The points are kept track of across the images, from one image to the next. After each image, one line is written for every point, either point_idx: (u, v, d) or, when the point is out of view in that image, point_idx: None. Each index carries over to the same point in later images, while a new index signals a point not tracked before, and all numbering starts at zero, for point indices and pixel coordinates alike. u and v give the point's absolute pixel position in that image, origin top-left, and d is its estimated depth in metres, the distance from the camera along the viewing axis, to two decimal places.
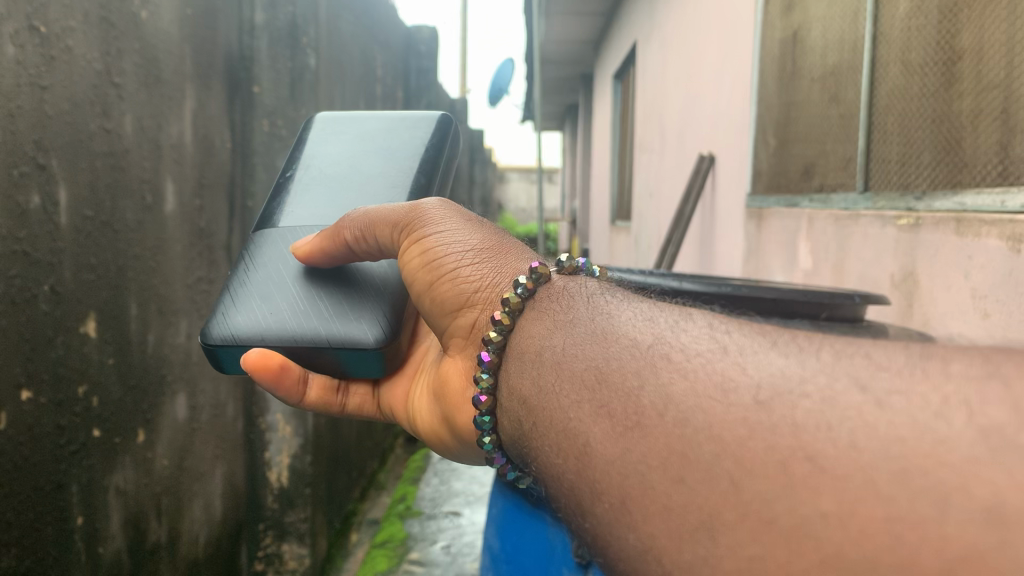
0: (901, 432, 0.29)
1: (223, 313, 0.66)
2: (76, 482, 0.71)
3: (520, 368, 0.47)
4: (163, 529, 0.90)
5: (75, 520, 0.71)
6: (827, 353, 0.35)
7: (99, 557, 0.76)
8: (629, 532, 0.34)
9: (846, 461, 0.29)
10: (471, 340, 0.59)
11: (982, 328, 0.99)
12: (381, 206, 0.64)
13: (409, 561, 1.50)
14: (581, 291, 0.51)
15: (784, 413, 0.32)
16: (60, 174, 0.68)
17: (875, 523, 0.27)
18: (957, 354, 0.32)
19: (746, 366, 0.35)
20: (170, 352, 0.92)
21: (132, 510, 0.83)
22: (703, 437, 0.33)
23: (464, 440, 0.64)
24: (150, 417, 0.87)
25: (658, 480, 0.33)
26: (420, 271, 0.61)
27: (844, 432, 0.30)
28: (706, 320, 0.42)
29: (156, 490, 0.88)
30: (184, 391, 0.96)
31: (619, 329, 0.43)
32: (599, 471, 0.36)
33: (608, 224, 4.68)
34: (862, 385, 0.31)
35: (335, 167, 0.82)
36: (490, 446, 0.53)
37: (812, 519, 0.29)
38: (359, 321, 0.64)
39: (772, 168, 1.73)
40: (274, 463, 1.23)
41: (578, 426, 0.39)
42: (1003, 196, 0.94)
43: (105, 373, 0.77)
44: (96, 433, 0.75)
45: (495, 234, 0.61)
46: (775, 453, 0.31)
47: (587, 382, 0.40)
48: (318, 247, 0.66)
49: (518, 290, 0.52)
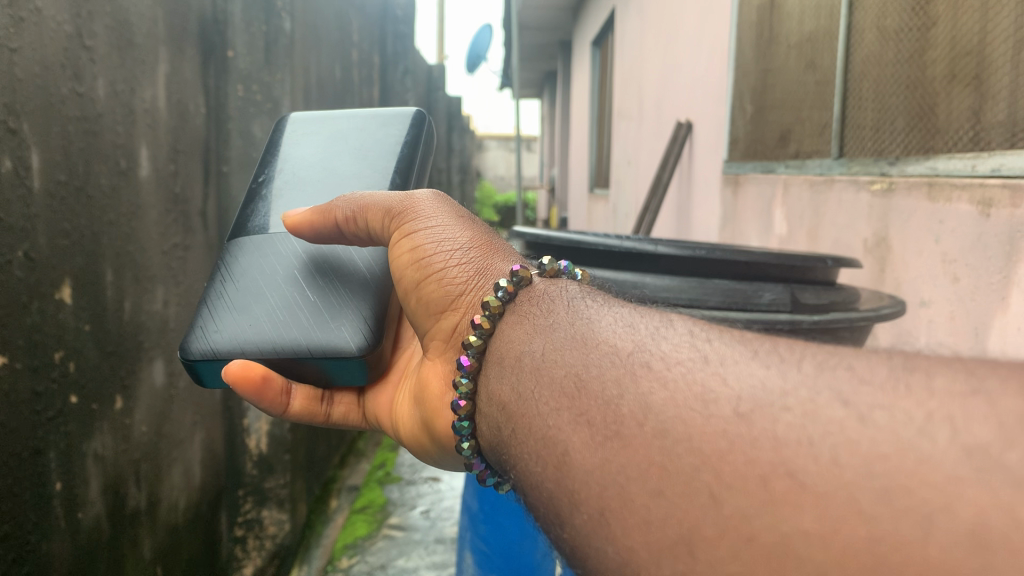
0: (883, 449, 0.30)
1: (203, 328, 0.67)
2: (54, 448, 0.71)
3: (500, 372, 0.48)
4: (144, 494, 0.91)
5: (53, 487, 0.71)
6: (809, 364, 0.35)
7: (78, 522, 0.76)
8: (607, 544, 0.35)
9: (828, 478, 0.30)
10: (451, 343, 0.60)
11: (952, 292, 1.00)
12: (376, 192, 0.65)
13: (389, 526, 1.52)
14: (561, 294, 0.51)
15: (765, 426, 0.33)
16: (32, 139, 0.67)
17: (859, 542, 0.28)
18: (937, 366, 0.33)
19: (727, 376, 0.36)
20: (147, 319, 0.91)
21: (111, 475, 0.83)
22: (683, 449, 0.34)
23: (442, 445, 0.64)
24: (127, 383, 0.86)
25: (638, 493, 0.35)
26: (407, 269, 0.62)
27: (826, 448, 0.31)
28: (687, 326, 0.42)
29: (135, 457, 0.88)
30: (162, 357, 0.95)
31: (600, 334, 0.43)
32: (578, 481, 0.37)
33: (585, 192, 4.69)
34: (845, 399, 0.32)
35: (310, 170, 0.81)
36: (468, 453, 0.54)
37: (793, 536, 0.29)
38: (340, 328, 0.65)
39: (748, 134, 1.74)
40: (252, 430, 1.24)
41: (557, 435, 0.40)
42: (974, 161, 0.94)
43: (81, 341, 0.77)
44: (73, 400, 0.75)
45: (485, 234, 0.62)
46: (756, 467, 0.32)
47: (566, 389, 0.41)
48: (306, 220, 0.67)
49: (498, 294, 0.53)
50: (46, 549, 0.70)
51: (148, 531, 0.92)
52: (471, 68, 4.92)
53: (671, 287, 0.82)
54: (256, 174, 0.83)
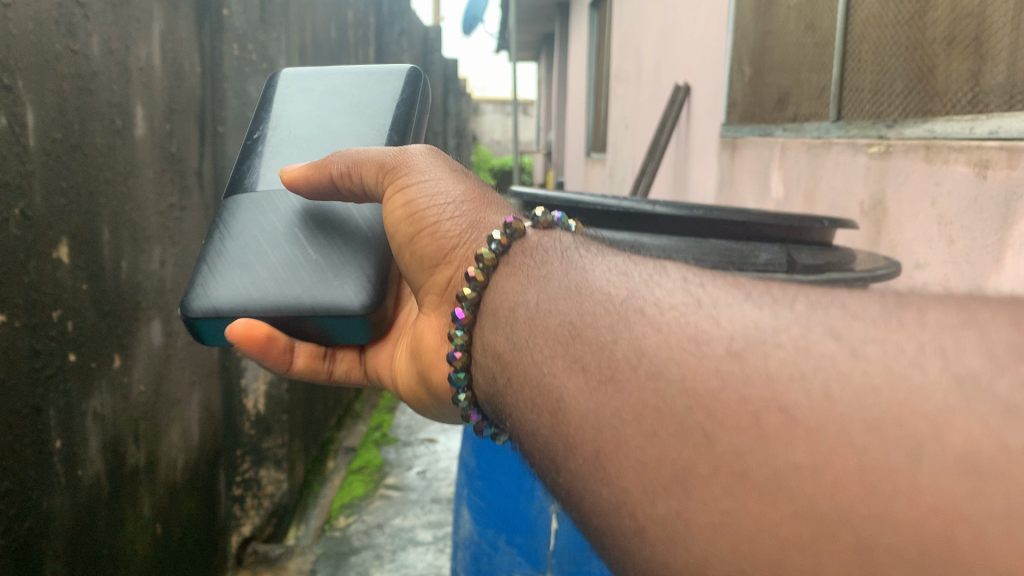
0: (875, 382, 0.30)
1: (204, 286, 0.67)
2: (54, 405, 0.72)
3: (495, 324, 0.49)
4: (143, 453, 0.92)
5: (53, 444, 0.72)
6: (801, 303, 0.35)
7: (78, 480, 0.77)
8: (603, 486, 0.36)
9: (820, 411, 0.30)
10: (446, 298, 0.61)
11: (947, 254, 1.01)
12: (371, 146, 0.66)
13: (386, 486, 1.53)
14: (554, 245, 0.51)
15: (757, 364, 0.33)
16: (26, 97, 0.67)
17: (849, 474, 0.29)
18: (935, 300, 0.33)
19: (719, 317, 0.36)
20: (144, 280, 0.91)
21: (111, 433, 0.83)
22: (675, 389, 0.34)
23: (439, 397, 0.66)
24: (126, 341, 0.87)
25: (632, 434, 0.35)
26: (402, 224, 0.62)
27: (817, 383, 0.31)
28: (681, 274, 0.41)
29: (134, 416, 0.89)
30: (159, 318, 0.96)
31: (595, 283, 0.43)
32: (573, 425, 0.38)
33: (583, 156, 4.67)
34: (837, 333, 0.32)
35: (305, 128, 0.81)
36: (465, 404, 0.55)
37: (786, 471, 0.30)
38: (343, 286, 0.65)
39: (747, 98, 1.73)
40: (250, 391, 1.26)
41: (552, 381, 0.40)
42: (971, 124, 0.94)
43: (79, 299, 0.77)
44: (73, 358, 0.75)
45: (479, 187, 0.62)
46: (749, 404, 0.32)
47: (560, 336, 0.42)
48: (302, 175, 0.68)
49: (491, 246, 0.53)
50: (47, 504, 0.71)
51: (149, 490, 0.93)
52: (468, 31, 4.88)
53: (667, 244, 0.82)
54: (250, 133, 0.82)
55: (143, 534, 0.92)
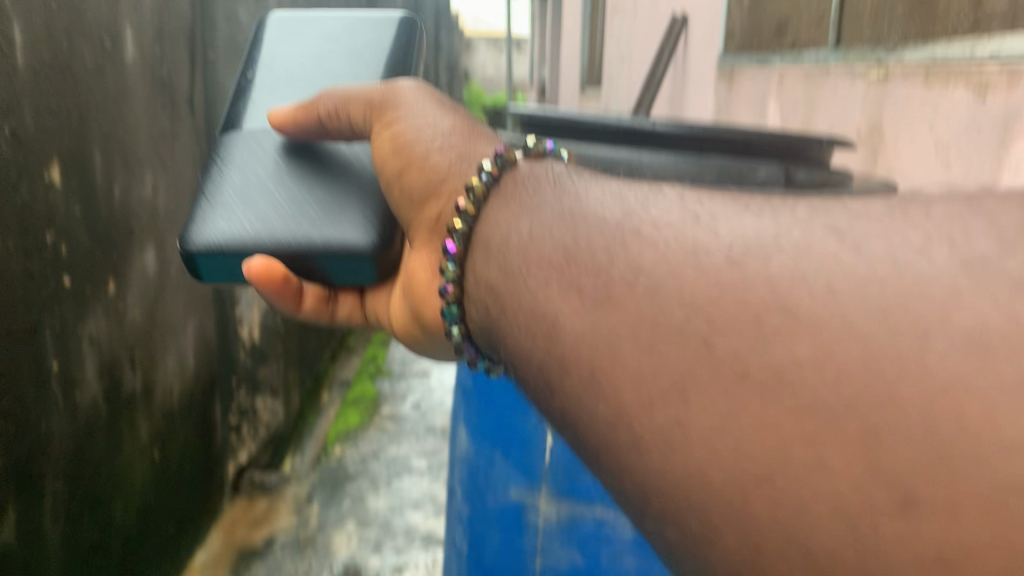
0: (881, 273, 0.32)
1: (207, 222, 0.66)
2: (51, 331, 0.76)
3: (486, 257, 0.48)
4: (139, 377, 0.97)
5: (51, 367, 0.77)
6: (803, 209, 0.38)
7: (77, 402, 0.82)
8: (597, 401, 0.36)
9: (824, 304, 0.32)
10: (434, 234, 0.59)
11: (944, 178, 1.00)
12: (358, 86, 0.68)
13: (381, 416, 1.69)
14: (545, 174, 0.51)
15: (757, 268, 0.34)
16: (11, 11, 0.65)
17: (855, 364, 0.30)
18: (939, 199, 0.36)
19: (718, 229, 0.37)
20: (136, 207, 0.93)
21: (107, 358, 0.88)
22: (675, 303, 0.35)
23: (432, 332, 0.66)
24: (118, 268, 0.89)
25: (627, 349, 0.35)
26: (390, 159, 0.63)
27: (820, 280, 0.33)
28: (677, 192, 0.42)
29: (129, 341, 0.93)
30: (155, 246, 0.98)
31: (587, 208, 0.43)
32: (567, 345, 0.38)
33: (576, 91, 4.62)
34: (839, 232, 0.35)
35: (299, 67, 0.80)
36: (457, 337, 0.54)
37: (789, 365, 0.31)
38: (353, 225, 0.65)
39: (744, 26, 1.71)
40: (246, 321, 1.34)
41: (546, 304, 0.40)
42: (973, 45, 0.92)
43: (73, 223, 0.78)
44: (67, 282, 0.79)
45: (467, 120, 0.63)
46: (749, 306, 0.33)
47: (555, 261, 0.41)
48: (291, 117, 0.70)
49: (482, 176, 0.53)
50: (46, 427, 0.76)
51: (145, 415, 0.99)
52: None
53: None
54: (241, 73, 0.82)
55: (139, 455, 0.97)
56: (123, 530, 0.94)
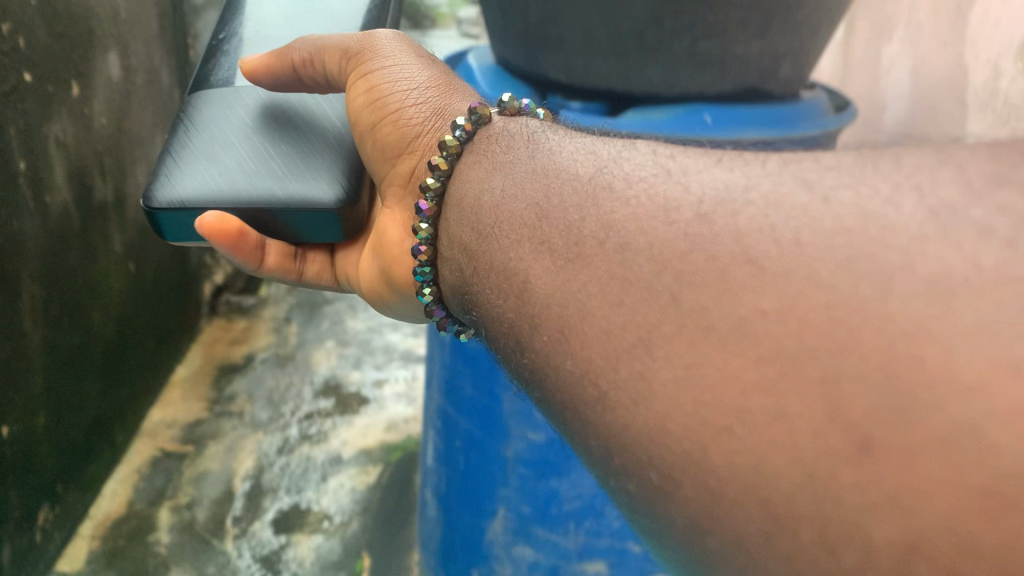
0: (848, 224, 0.34)
1: (169, 177, 0.66)
2: (15, 127, 0.92)
3: (460, 216, 0.54)
4: (110, 189, 1.20)
5: (18, 164, 0.93)
6: (773, 162, 0.40)
7: (49, 203, 1.01)
8: (566, 359, 0.40)
9: (790, 259, 0.34)
10: (409, 188, 0.67)
11: None
12: (333, 35, 0.70)
13: None
14: (520, 130, 0.56)
15: (726, 223, 0.37)
16: None
17: (815, 312, 0.32)
18: (910, 149, 0.38)
19: (689, 185, 0.40)
20: (97, 10, 1.13)
21: (75, 163, 1.08)
22: (643, 258, 0.39)
23: (402, 291, 0.71)
24: (82, 73, 1.08)
25: (597, 306, 0.39)
26: (364, 111, 0.67)
27: (788, 231, 0.35)
28: (649, 148, 0.47)
29: (96, 149, 1.15)
30: (116, 51, 1.19)
31: (561, 163, 0.48)
32: (537, 303, 0.42)
33: None
34: (810, 185, 0.37)
35: (276, 28, 0.82)
36: (428, 301, 0.60)
37: (751, 317, 0.34)
38: (317, 181, 0.66)
39: None
40: None
41: (519, 265, 0.45)
42: None
43: (29, 18, 0.93)
44: (27, 79, 0.94)
45: (443, 73, 0.68)
46: (716, 262, 0.36)
47: (527, 221, 0.46)
48: (263, 64, 0.71)
49: (457, 134, 0.59)
50: (19, 227, 0.94)
51: (116, 223, 1.23)
52: None
53: None
54: (216, 32, 0.83)
55: (114, 267, 1.23)
56: (100, 338, 1.19)
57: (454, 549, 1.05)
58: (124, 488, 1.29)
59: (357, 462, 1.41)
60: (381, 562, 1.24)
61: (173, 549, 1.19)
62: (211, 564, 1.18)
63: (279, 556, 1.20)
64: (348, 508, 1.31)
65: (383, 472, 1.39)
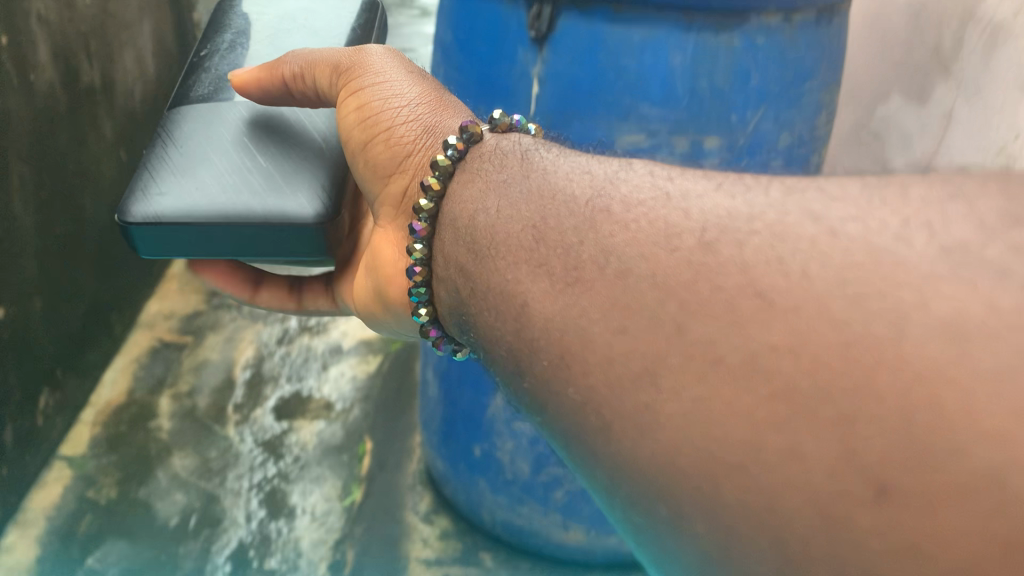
0: (857, 258, 0.33)
1: (145, 193, 0.65)
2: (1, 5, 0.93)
3: (456, 235, 0.53)
4: (97, 73, 1.22)
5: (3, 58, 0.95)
6: (776, 188, 0.39)
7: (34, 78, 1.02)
8: (568, 385, 0.39)
9: (798, 291, 0.33)
10: (400, 210, 0.66)
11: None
12: (325, 50, 0.70)
13: None
14: (514, 148, 0.55)
15: (731, 252, 0.36)
16: None
17: (828, 351, 0.31)
18: (919, 178, 0.37)
19: (689, 211, 0.39)
20: None
21: (60, 47, 1.09)
22: (646, 284, 0.37)
23: (394, 310, 0.70)
24: None
25: (599, 332, 0.38)
26: (354, 130, 0.67)
27: (796, 265, 0.34)
28: (645, 168, 0.46)
29: (81, 31, 1.16)
30: None
31: (557, 183, 0.47)
32: (538, 327, 0.41)
33: None
34: (816, 215, 0.36)
35: (261, 45, 0.82)
36: (423, 321, 0.60)
37: (760, 351, 0.32)
38: (297, 199, 0.65)
39: None
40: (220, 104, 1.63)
41: (518, 287, 0.43)
42: None
43: None
44: None
45: (434, 89, 0.67)
46: (722, 292, 0.35)
47: (524, 242, 0.45)
48: (253, 77, 0.71)
49: (448, 152, 0.58)
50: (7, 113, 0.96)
51: (104, 108, 1.26)
52: None
53: None
54: (197, 50, 0.84)
55: (105, 153, 1.26)
56: (93, 226, 1.22)
57: (454, 425, 1.04)
58: (122, 377, 1.31)
59: (357, 351, 1.45)
60: (383, 445, 1.26)
61: (175, 434, 1.22)
62: (213, 447, 1.20)
63: (281, 440, 1.23)
64: (350, 396, 1.34)
65: (383, 359, 1.43)
